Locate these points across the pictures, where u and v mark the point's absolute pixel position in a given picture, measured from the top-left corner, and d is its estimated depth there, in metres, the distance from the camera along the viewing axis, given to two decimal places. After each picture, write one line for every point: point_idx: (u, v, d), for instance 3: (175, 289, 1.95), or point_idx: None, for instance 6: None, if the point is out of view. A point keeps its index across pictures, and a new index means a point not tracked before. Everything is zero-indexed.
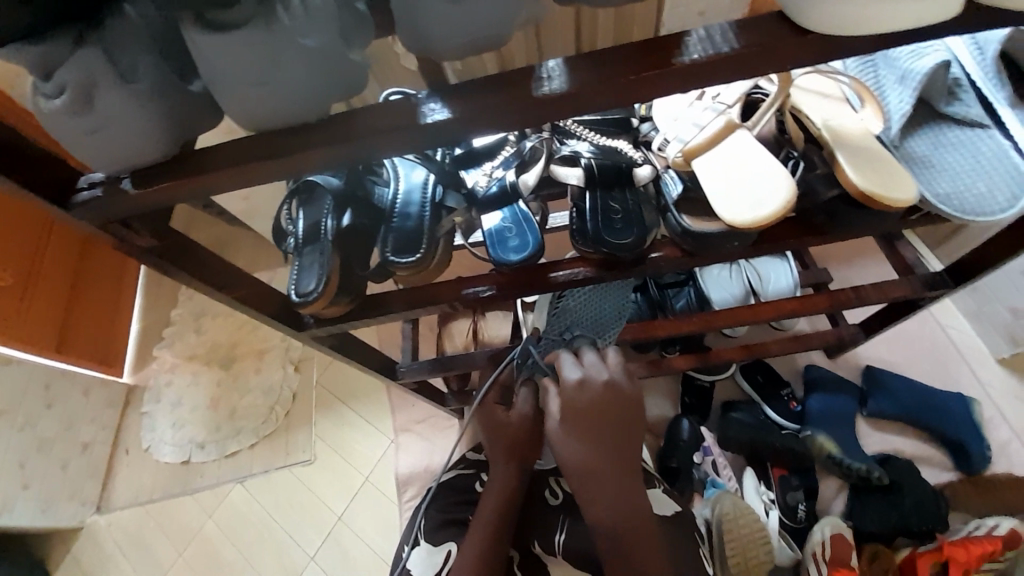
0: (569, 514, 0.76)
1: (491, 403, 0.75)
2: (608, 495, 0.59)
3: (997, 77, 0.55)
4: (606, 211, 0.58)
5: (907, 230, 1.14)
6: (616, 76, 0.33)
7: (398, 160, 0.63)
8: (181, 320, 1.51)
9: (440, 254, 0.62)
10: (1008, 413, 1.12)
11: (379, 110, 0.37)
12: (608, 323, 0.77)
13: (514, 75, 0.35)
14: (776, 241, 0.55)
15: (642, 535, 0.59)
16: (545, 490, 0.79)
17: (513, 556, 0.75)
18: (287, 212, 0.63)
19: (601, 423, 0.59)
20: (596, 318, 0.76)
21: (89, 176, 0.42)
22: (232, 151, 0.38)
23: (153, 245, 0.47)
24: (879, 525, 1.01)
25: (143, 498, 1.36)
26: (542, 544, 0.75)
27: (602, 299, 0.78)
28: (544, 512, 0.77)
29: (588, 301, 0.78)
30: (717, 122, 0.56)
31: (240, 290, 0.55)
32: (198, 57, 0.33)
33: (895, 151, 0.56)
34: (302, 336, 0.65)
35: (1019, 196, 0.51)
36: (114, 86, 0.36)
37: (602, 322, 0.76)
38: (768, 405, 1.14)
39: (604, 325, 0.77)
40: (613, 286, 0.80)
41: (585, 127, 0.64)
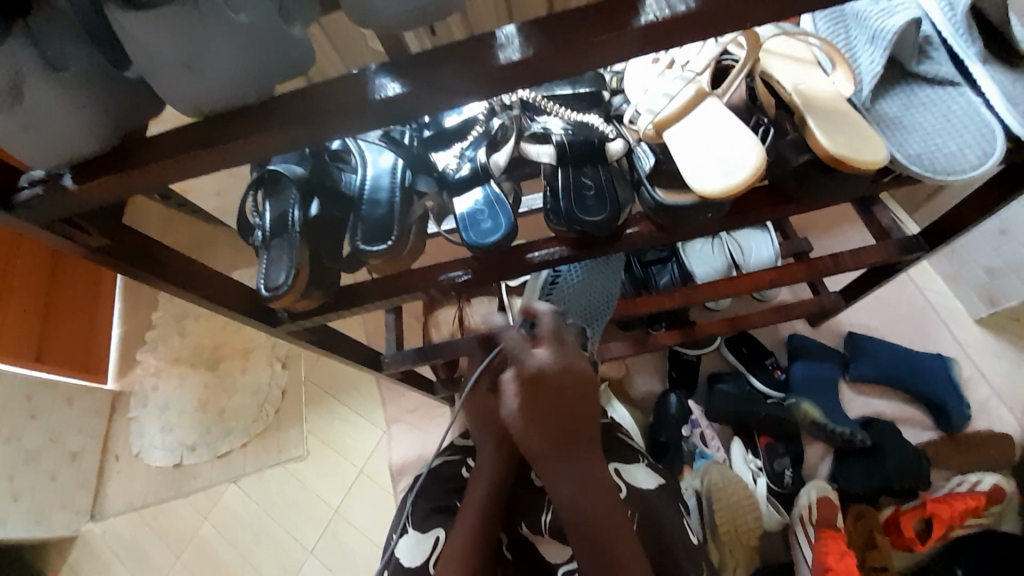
0: None
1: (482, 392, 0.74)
2: (572, 478, 0.59)
3: (968, 33, 0.54)
4: (579, 188, 0.57)
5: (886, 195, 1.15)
6: (572, 40, 0.32)
7: (364, 145, 0.60)
8: (162, 323, 1.48)
9: (413, 240, 0.60)
10: (986, 371, 1.15)
11: (328, 88, 0.35)
12: (599, 310, 0.80)
13: (470, 44, 0.34)
14: (748, 211, 0.55)
15: (610, 513, 0.60)
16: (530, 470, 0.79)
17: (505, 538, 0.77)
18: (252, 204, 0.61)
19: (560, 408, 0.58)
20: (587, 303, 0.79)
21: (29, 174, 0.39)
22: (178, 139, 0.36)
23: (107, 245, 0.45)
24: (863, 485, 1.03)
25: (137, 504, 1.35)
26: (529, 524, 0.75)
27: (595, 285, 0.81)
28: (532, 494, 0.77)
29: (583, 286, 0.80)
30: (687, 91, 0.55)
31: (206, 288, 0.53)
32: (125, 38, 0.31)
33: (868, 114, 0.55)
34: (277, 332, 0.64)
35: (990, 153, 0.51)
36: (41, 74, 0.33)
37: (592, 309, 0.80)
38: (754, 376, 1.16)
39: (594, 312, 0.80)
40: (606, 271, 0.82)
41: (556, 102, 0.62)
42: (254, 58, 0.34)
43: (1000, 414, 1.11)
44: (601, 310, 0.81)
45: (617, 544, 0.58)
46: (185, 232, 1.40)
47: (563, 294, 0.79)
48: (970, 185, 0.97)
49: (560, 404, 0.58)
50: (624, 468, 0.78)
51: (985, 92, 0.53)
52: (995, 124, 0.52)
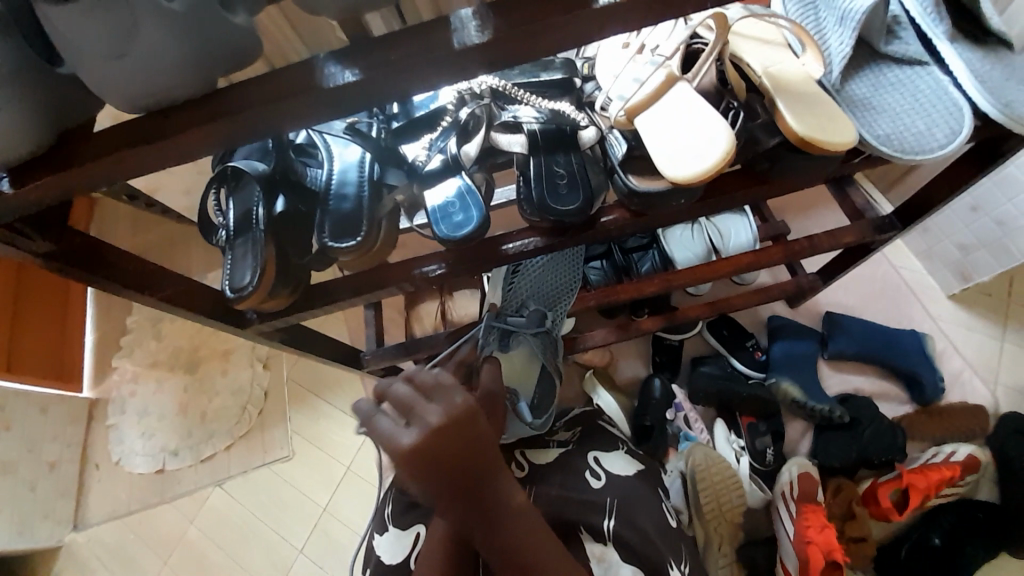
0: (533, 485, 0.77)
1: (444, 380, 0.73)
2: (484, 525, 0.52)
3: (935, 12, 0.54)
4: (551, 176, 0.56)
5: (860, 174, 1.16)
6: (527, 22, 0.31)
7: (329, 138, 0.58)
8: (137, 327, 1.43)
9: (385, 235, 0.59)
10: (958, 344, 1.18)
11: (277, 76, 0.33)
12: (561, 294, 0.85)
13: (427, 27, 0.32)
14: (721, 194, 0.55)
15: (534, 541, 0.53)
16: (511, 464, 0.79)
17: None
18: (216, 202, 0.59)
19: (447, 464, 0.47)
20: (547, 290, 0.85)
21: None
22: (122, 134, 0.34)
23: (52, 250, 0.43)
24: (841, 459, 1.06)
25: (122, 511, 1.32)
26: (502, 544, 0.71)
27: (557, 275, 0.86)
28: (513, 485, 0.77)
29: (542, 275, 0.86)
30: (657, 76, 0.54)
31: (166, 290, 0.51)
32: (53, 33, 0.30)
33: (839, 95, 0.55)
34: (247, 333, 0.62)
35: (958, 132, 0.51)
36: None
37: (553, 294, 0.85)
38: (735, 357, 1.17)
39: (556, 295, 0.85)
40: (566, 257, 0.87)
41: (526, 90, 0.60)
42: (195, 47, 0.32)
43: (972, 385, 1.14)
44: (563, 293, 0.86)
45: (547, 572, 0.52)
46: (155, 232, 1.35)
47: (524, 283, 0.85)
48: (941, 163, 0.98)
49: (447, 466, 0.47)
50: (606, 457, 0.79)
51: (952, 70, 0.53)
52: (964, 102, 0.52)
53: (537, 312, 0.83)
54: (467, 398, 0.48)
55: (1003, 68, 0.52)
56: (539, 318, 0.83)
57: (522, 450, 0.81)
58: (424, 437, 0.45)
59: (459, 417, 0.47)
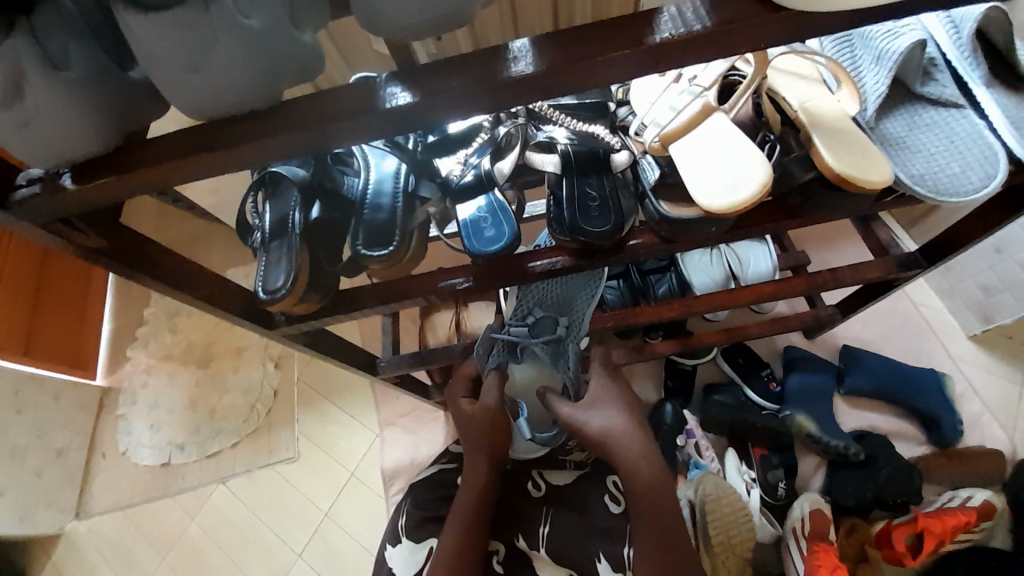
0: (550, 505, 0.82)
1: (458, 397, 0.77)
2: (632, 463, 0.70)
3: (973, 55, 0.54)
4: (583, 198, 0.56)
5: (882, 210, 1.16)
6: (580, 56, 0.32)
7: (368, 149, 0.60)
8: (154, 319, 1.46)
9: (415, 246, 0.60)
10: (979, 387, 1.16)
11: (337, 93, 0.35)
12: (577, 302, 0.76)
13: (482, 55, 0.33)
14: (752, 226, 0.55)
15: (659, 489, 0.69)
16: (528, 483, 0.86)
17: (499, 548, 0.78)
18: (253, 205, 0.60)
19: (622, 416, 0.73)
20: (563, 297, 0.77)
21: (28, 172, 0.38)
22: (184, 141, 0.35)
23: (103, 245, 0.44)
24: (855, 499, 1.04)
25: (124, 502, 1.33)
26: (525, 539, 0.79)
27: (575, 283, 0.77)
28: (529, 502, 0.84)
29: (558, 284, 0.78)
30: (693, 106, 0.55)
31: (202, 289, 0.52)
32: (132, 41, 0.31)
33: (872, 133, 0.55)
34: (274, 335, 0.63)
35: (995, 175, 0.51)
36: (43, 73, 0.32)
37: (568, 300, 0.77)
38: (750, 387, 1.16)
39: (572, 302, 0.76)
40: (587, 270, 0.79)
41: (562, 112, 0.61)
42: (263, 65, 0.33)
43: (992, 430, 1.12)
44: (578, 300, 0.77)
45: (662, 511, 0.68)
46: (179, 228, 1.38)
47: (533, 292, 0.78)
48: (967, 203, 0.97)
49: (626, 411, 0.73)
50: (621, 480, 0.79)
51: (988, 115, 0.53)
52: (998, 148, 0.52)
53: (549, 320, 0.75)
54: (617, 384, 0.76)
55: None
56: (552, 327, 0.75)
57: (539, 471, 0.88)
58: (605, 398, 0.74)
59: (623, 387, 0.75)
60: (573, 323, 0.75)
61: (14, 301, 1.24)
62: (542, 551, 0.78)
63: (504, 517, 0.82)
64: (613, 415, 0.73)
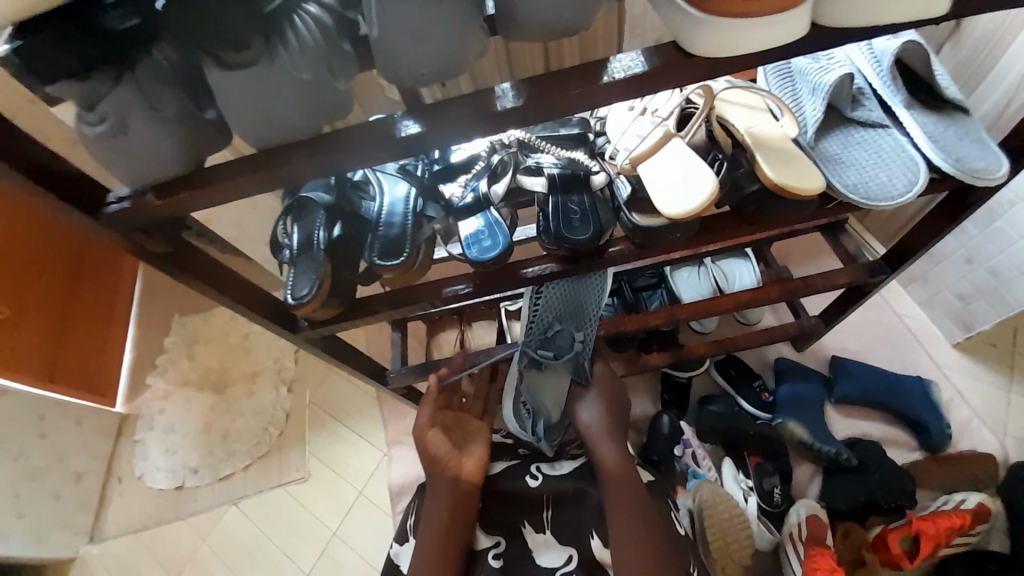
0: (552, 494, 0.88)
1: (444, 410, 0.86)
2: (612, 453, 0.82)
3: (894, 86, 0.64)
4: (566, 212, 0.65)
5: (855, 221, 1.26)
6: (551, 93, 0.42)
7: (382, 176, 0.70)
8: (173, 347, 1.52)
9: (422, 258, 0.69)
10: (965, 393, 1.20)
11: (364, 127, 0.44)
12: (588, 314, 0.83)
13: (475, 94, 0.43)
14: (713, 233, 0.65)
15: (629, 478, 0.80)
16: (525, 474, 0.90)
17: (502, 540, 0.85)
18: (282, 227, 0.69)
19: (614, 412, 0.85)
20: (574, 310, 0.83)
21: (118, 192, 0.47)
22: (244, 165, 0.45)
23: (166, 252, 0.53)
24: (848, 503, 1.07)
25: (137, 525, 1.36)
26: (530, 523, 0.85)
27: (579, 293, 0.83)
28: (530, 493, 0.88)
29: (565, 297, 0.83)
30: (656, 133, 0.64)
31: (241, 294, 0.61)
32: (216, 90, 0.41)
33: (813, 152, 0.64)
34: (296, 339, 0.71)
35: (916, 182, 0.60)
36: (144, 113, 0.41)
37: (580, 313, 0.83)
38: (742, 397, 1.21)
39: (584, 314, 0.83)
40: (589, 279, 0.84)
41: (549, 142, 0.71)
42: (308, 106, 0.43)
43: (981, 434, 1.15)
44: (588, 307, 0.83)
45: (634, 499, 0.78)
46: None
47: (549, 302, 0.84)
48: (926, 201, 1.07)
49: (613, 410, 0.86)
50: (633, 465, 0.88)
51: (910, 134, 0.63)
52: (919, 159, 0.61)
53: (567, 336, 0.82)
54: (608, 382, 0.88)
55: (955, 132, 0.62)
56: (572, 343, 0.82)
57: (537, 465, 0.92)
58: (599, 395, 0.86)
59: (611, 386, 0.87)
60: (588, 330, 0.83)
61: (45, 325, 1.25)
62: (548, 534, 0.84)
63: (509, 510, 0.87)
64: (587, 415, 0.85)
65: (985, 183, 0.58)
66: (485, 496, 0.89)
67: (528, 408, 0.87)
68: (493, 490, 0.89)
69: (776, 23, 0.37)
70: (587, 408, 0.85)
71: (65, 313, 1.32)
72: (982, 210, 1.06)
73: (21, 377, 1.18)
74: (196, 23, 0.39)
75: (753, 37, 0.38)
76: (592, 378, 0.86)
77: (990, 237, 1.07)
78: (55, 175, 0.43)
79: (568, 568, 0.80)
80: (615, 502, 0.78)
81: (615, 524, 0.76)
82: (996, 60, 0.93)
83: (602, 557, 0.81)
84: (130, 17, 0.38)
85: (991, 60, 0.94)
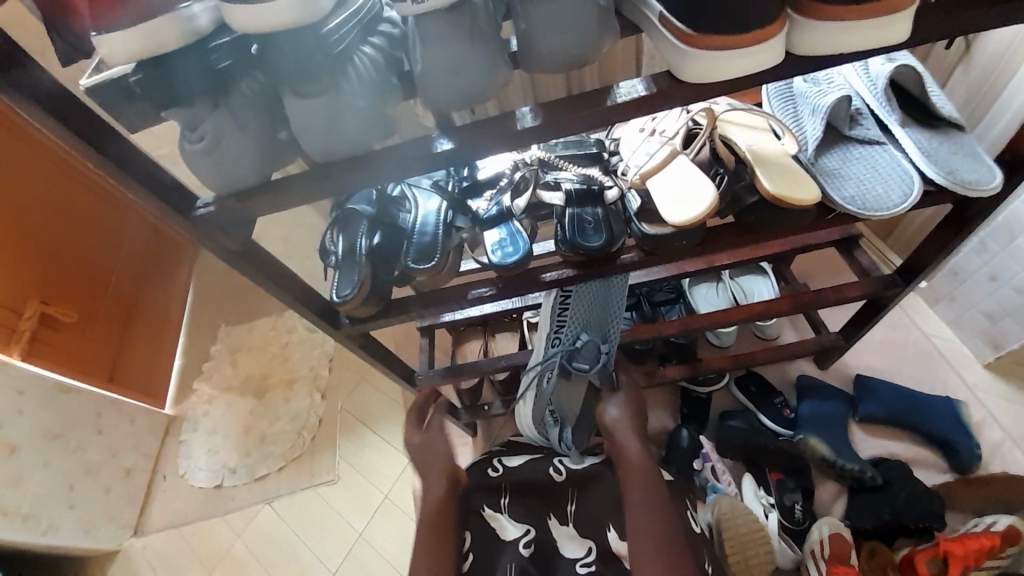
0: (575, 488, 0.94)
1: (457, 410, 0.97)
2: (635, 449, 0.86)
3: (890, 106, 0.72)
4: (581, 221, 0.72)
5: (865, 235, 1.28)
6: (565, 115, 0.50)
7: (417, 192, 0.79)
8: (219, 354, 1.62)
9: (451, 263, 0.76)
10: (998, 414, 1.17)
11: (407, 145, 0.53)
12: (610, 324, 0.89)
13: (499, 117, 0.51)
14: (714, 243, 0.71)
15: (649, 473, 0.83)
16: (550, 468, 0.95)
17: (531, 530, 0.90)
18: (330, 237, 0.77)
19: (639, 413, 0.90)
20: (598, 320, 0.89)
21: (203, 199, 0.56)
22: (309, 176, 0.54)
23: (238, 250, 0.62)
24: (874, 521, 1.05)
25: (178, 521, 1.43)
26: (557, 515, 0.92)
27: (602, 300, 0.88)
28: (554, 486, 0.94)
29: (589, 307, 0.88)
30: (663, 151, 0.71)
31: (295, 291, 0.70)
32: (292, 116, 0.50)
33: (812, 167, 0.71)
34: (337, 335, 0.79)
35: (909, 195, 0.67)
36: (233, 134, 0.51)
37: (603, 323, 0.89)
38: (763, 413, 1.21)
39: (607, 323, 0.90)
40: (612, 283, 0.88)
41: (566, 161, 0.79)
42: (361, 128, 0.52)
43: (1014, 457, 1.12)
44: (612, 321, 0.90)
45: (652, 493, 0.80)
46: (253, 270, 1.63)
47: (577, 310, 0.87)
48: (937, 209, 1.12)
49: (640, 410, 0.90)
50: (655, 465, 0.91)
51: (905, 149, 0.70)
52: (915, 173, 0.68)
53: (593, 348, 0.88)
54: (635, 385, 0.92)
55: (949, 146, 0.69)
56: (599, 355, 0.88)
57: (559, 458, 0.96)
58: (626, 396, 0.90)
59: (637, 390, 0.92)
60: (611, 341, 0.90)
61: (108, 330, 1.41)
62: (571, 526, 0.91)
63: (536, 501, 0.93)
64: (613, 412, 0.89)
65: (977, 191, 0.65)
66: (514, 487, 0.94)
67: (553, 415, 0.95)
68: (519, 481, 0.94)
69: (752, 53, 0.44)
70: (615, 407, 0.89)
71: (128, 322, 1.48)
72: (1001, 227, 1.06)
73: (82, 374, 1.34)
74: (279, 65, 0.49)
75: (735, 61, 0.45)
76: (620, 382, 0.91)
77: (1013, 253, 1.07)
78: (160, 183, 0.53)
79: (587, 559, 0.87)
80: (635, 493, 0.81)
81: (632, 515, 0.79)
82: (1005, 83, 0.96)
83: (618, 549, 0.87)
84: (226, 58, 0.49)
85: (1000, 83, 0.96)
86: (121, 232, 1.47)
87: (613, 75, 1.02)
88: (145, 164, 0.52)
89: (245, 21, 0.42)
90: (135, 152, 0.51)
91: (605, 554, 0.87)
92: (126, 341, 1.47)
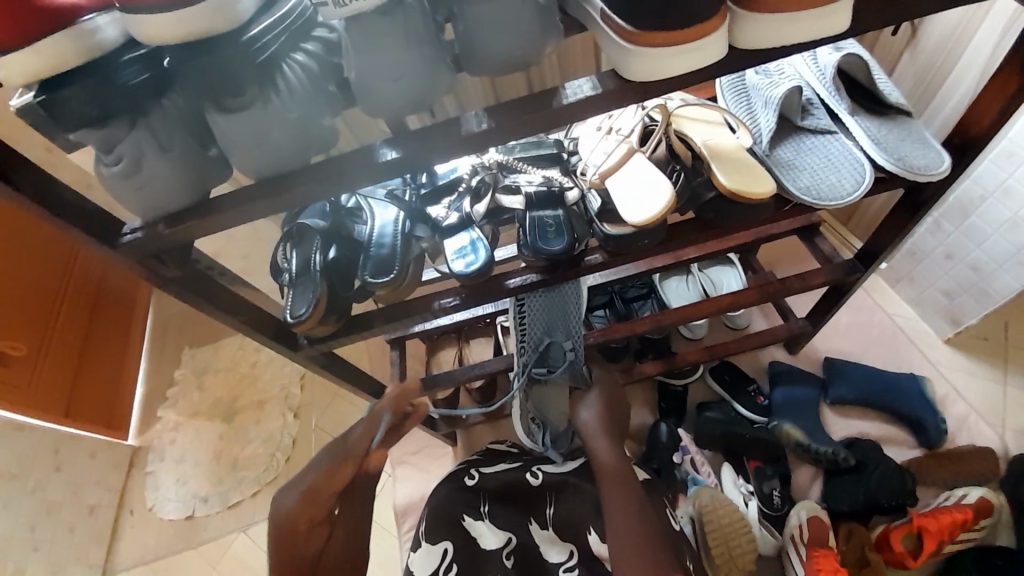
0: (555, 493, 0.92)
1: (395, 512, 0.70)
2: (609, 451, 0.84)
3: (838, 94, 0.73)
4: (542, 225, 0.70)
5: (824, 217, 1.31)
6: (519, 119, 0.48)
7: (373, 202, 0.75)
8: (184, 379, 1.53)
9: (414, 275, 0.72)
10: (961, 389, 1.21)
11: (350, 158, 0.50)
12: (572, 323, 0.87)
13: (449, 123, 0.49)
14: (675, 240, 0.70)
15: (625, 475, 0.82)
16: (527, 474, 0.93)
17: (512, 538, 0.88)
18: (283, 252, 0.73)
19: (614, 412, 0.89)
20: (559, 320, 0.86)
21: (131, 224, 0.53)
22: (246, 195, 0.51)
23: (178, 276, 0.58)
24: (851, 503, 1.07)
25: (149, 556, 1.33)
26: (537, 520, 0.91)
27: (558, 303, 0.86)
28: (533, 492, 0.92)
29: (547, 313, 0.86)
30: (620, 149, 0.70)
31: (245, 315, 0.66)
32: (219, 133, 0.48)
33: (767, 159, 0.71)
34: (296, 356, 0.75)
35: (860, 185, 0.68)
36: (157, 153, 0.48)
37: (565, 323, 0.86)
38: (739, 402, 1.21)
39: (568, 323, 0.86)
40: (564, 287, 0.87)
41: (525, 163, 0.78)
42: (297, 143, 0.50)
43: (980, 429, 1.16)
44: (571, 320, 0.87)
45: (630, 495, 0.79)
46: None
47: (537, 314, 0.86)
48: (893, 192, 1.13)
49: (614, 410, 0.89)
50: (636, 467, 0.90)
51: (856, 136, 0.71)
52: (866, 161, 0.69)
53: (558, 349, 0.86)
54: (608, 387, 0.91)
55: (895, 134, 0.71)
56: (566, 355, 0.86)
57: (539, 465, 0.95)
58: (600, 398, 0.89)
59: (611, 391, 0.91)
60: (578, 341, 0.86)
61: (63, 363, 1.27)
62: (552, 530, 0.89)
63: (516, 508, 0.92)
64: (587, 414, 0.88)
65: (927, 177, 0.67)
66: (493, 495, 0.91)
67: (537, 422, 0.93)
68: (500, 489, 0.92)
69: (693, 50, 0.44)
70: (589, 409, 0.88)
71: (81, 354, 1.35)
72: (955, 207, 1.10)
73: (41, 414, 1.18)
74: (201, 77, 0.45)
75: (675, 60, 0.44)
76: (594, 379, 0.91)
77: (966, 232, 1.10)
78: (79, 210, 0.49)
79: (570, 563, 0.85)
80: (613, 499, 0.79)
81: (612, 517, 0.77)
82: (949, 69, 0.99)
83: (601, 553, 0.87)
84: (142, 72, 0.44)
85: (946, 69, 1.00)
86: (74, 263, 1.37)
87: (572, 72, 1.01)
88: (59, 192, 0.48)
89: (159, 32, 0.40)
90: (49, 179, 0.47)
91: (589, 558, 0.87)
92: (78, 380, 1.31)
